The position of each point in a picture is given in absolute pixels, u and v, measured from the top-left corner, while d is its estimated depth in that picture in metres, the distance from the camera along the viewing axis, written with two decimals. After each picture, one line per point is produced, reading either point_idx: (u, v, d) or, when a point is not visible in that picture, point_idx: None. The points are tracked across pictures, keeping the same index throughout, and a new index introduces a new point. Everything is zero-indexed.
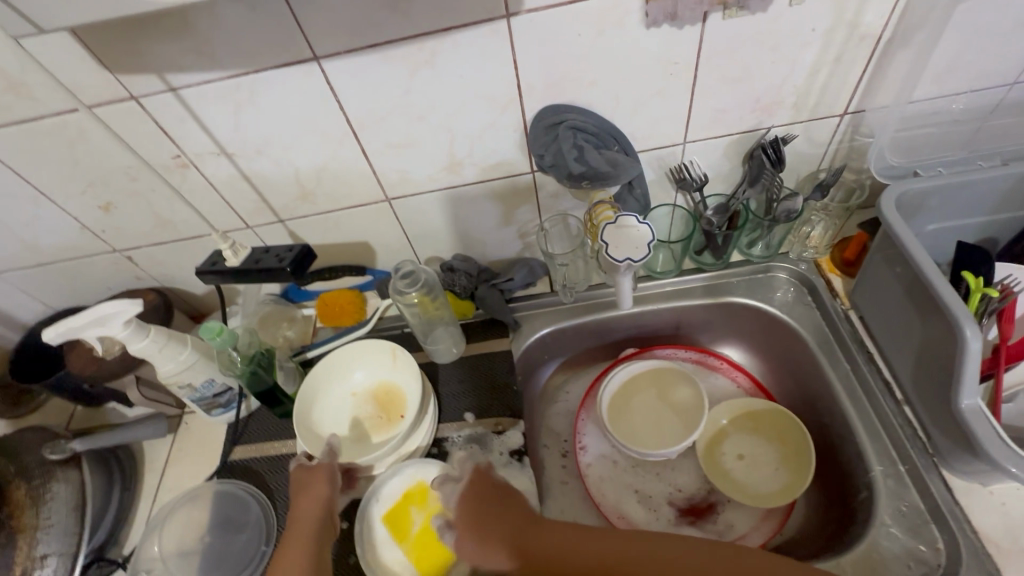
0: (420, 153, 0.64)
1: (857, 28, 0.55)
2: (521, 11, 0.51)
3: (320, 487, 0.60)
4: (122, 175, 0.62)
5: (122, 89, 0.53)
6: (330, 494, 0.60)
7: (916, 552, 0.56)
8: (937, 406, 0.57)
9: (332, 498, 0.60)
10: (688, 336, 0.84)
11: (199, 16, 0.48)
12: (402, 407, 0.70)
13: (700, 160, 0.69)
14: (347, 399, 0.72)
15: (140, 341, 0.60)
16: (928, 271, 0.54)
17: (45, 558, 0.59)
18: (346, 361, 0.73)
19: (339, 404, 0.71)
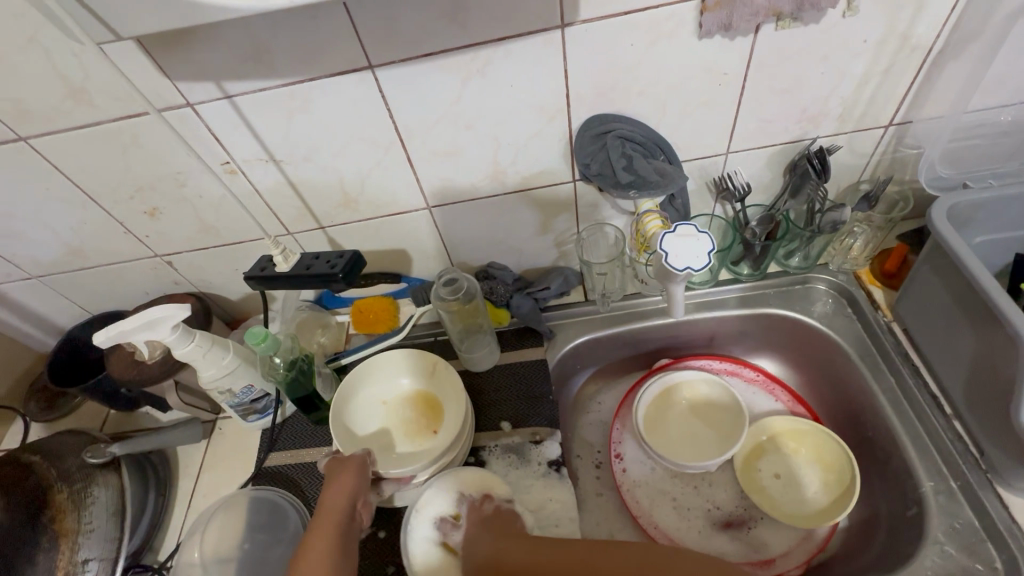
0: (464, 161, 0.64)
1: (908, 40, 0.55)
2: (575, 22, 0.51)
3: (349, 476, 0.58)
4: (170, 181, 0.63)
5: (178, 96, 0.54)
6: (359, 485, 0.58)
7: (973, 571, 0.54)
8: (992, 421, 0.56)
9: (360, 489, 0.58)
10: (722, 348, 0.83)
11: (259, 25, 0.48)
12: (435, 421, 0.69)
13: (743, 170, 0.68)
14: (377, 407, 0.71)
15: (185, 346, 0.60)
16: (986, 284, 0.53)
17: (87, 563, 0.59)
18: (386, 369, 0.73)
19: (371, 411, 0.71)
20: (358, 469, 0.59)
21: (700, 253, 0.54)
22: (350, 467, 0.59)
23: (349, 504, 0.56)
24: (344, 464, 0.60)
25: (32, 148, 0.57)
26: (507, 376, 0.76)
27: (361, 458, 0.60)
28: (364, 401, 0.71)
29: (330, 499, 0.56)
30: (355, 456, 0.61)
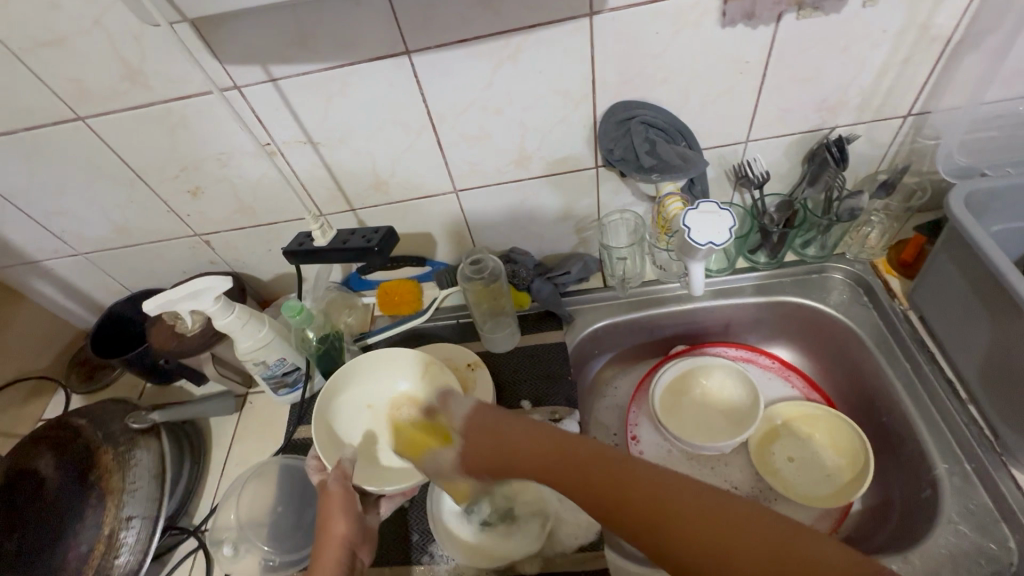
0: (492, 146, 0.66)
1: (928, 30, 0.56)
2: (603, 10, 0.53)
3: (338, 523, 0.54)
4: (213, 161, 0.66)
5: (226, 79, 0.57)
6: (349, 534, 0.54)
7: (987, 550, 0.55)
8: (1008, 404, 0.57)
9: (354, 535, 0.54)
10: (738, 335, 0.85)
11: (307, 12, 0.51)
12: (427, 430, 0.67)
13: (762, 158, 0.70)
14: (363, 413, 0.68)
15: (226, 317, 0.64)
16: (1005, 269, 0.54)
17: (130, 520, 0.62)
18: (375, 372, 0.69)
19: (357, 418, 0.68)
20: (347, 511, 0.55)
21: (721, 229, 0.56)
22: (335, 513, 0.55)
23: (347, 557, 0.53)
24: (328, 507, 0.56)
25: (89, 127, 0.61)
26: (527, 358, 0.78)
27: (343, 494, 0.57)
28: (353, 403, 0.68)
29: (323, 561, 0.52)
30: (335, 492, 0.57)
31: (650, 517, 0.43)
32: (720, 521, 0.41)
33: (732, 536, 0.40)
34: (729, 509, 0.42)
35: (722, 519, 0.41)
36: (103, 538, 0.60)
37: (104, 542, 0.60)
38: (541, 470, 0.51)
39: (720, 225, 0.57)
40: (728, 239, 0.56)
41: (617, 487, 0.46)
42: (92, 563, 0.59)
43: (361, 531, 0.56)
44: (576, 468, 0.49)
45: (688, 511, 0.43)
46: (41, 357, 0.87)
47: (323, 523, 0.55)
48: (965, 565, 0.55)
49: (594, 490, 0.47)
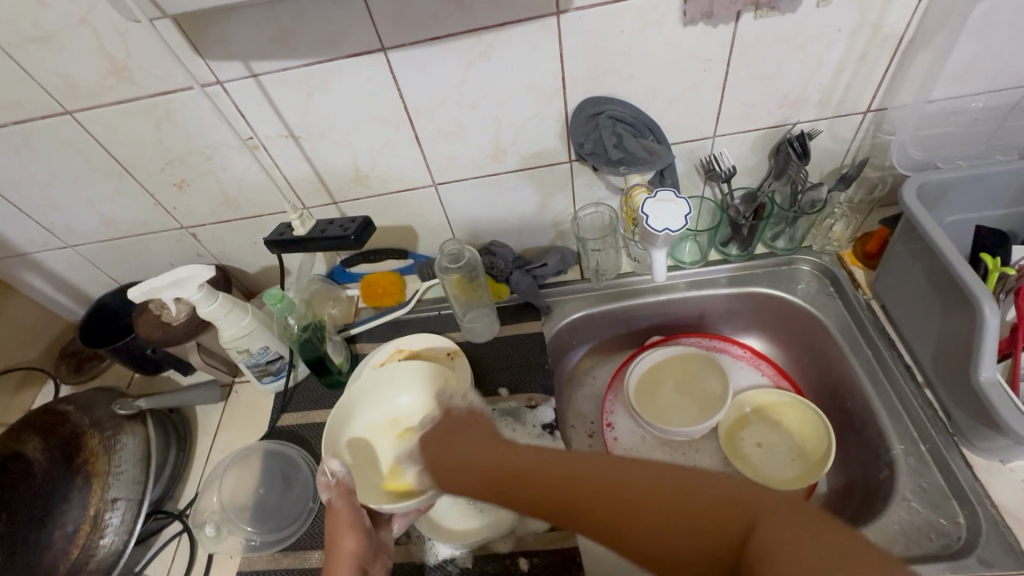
0: (468, 140, 0.69)
1: (880, 30, 0.59)
2: (570, 9, 0.55)
3: (348, 541, 0.56)
4: (198, 155, 0.68)
5: (209, 75, 0.59)
6: (360, 552, 0.56)
7: (937, 525, 0.57)
8: (956, 386, 0.59)
9: (366, 553, 0.57)
10: (712, 326, 0.88)
11: (286, 11, 0.54)
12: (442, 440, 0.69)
13: (728, 152, 0.72)
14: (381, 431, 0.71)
15: (209, 305, 0.66)
16: (949, 253, 0.56)
17: (116, 502, 0.64)
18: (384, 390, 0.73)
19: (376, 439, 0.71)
20: (354, 531, 0.57)
21: (677, 217, 0.60)
22: (343, 530, 0.57)
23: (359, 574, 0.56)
24: (336, 524, 0.58)
25: (76, 121, 0.63)
26: (506, 347, 0.80)
27: (349, 512, 0.59)
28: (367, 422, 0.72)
29: None
30: (341, 510, 0.59)
31: (601, 514, 0.42)
32: (662, 495, 0.40)
33: (675, 510, 0.39)
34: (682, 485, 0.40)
35: (665, 492, 0.40)
36: (89, 519, 0.62)
37: (89, 523, 0.62)
38: (492, 480, 0.50)
39: (677, 211, 0.61)
40: (683, 226, 0.60)
41: (562, 485, 0.45)
42: (77, 542, 0.61)
43: (372, 547, 0.58)
44: (525, 478, 0.47)
45: (630, 492, 0.41)
46: (31, 348, 0.89)
47: (332, 540, 0.57)
48: (916, 540, 0.57)
49: (543, 498, 0.45)
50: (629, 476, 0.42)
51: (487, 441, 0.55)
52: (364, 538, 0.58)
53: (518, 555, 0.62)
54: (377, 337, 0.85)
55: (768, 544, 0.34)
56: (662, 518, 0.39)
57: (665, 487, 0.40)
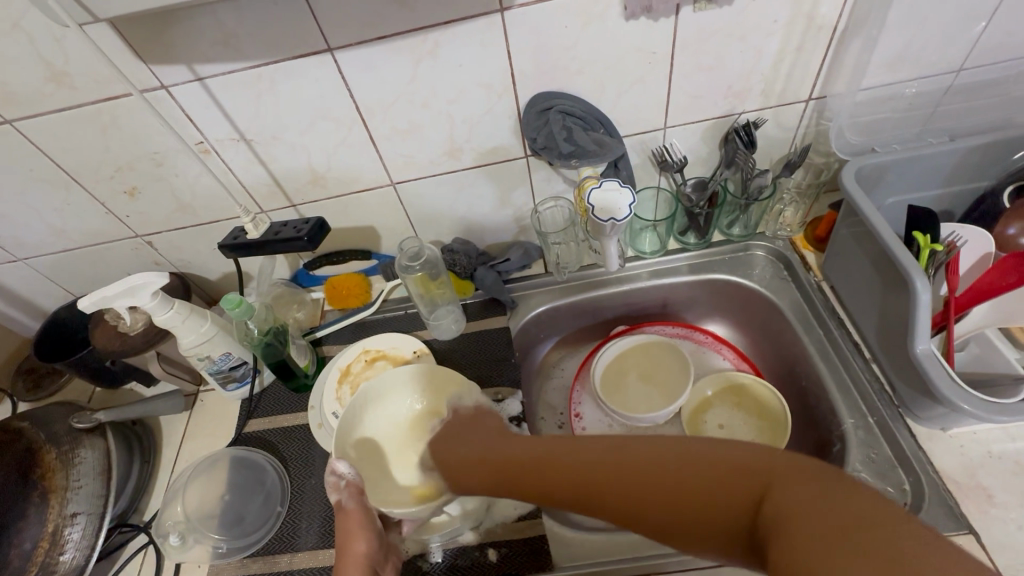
0: (423, 139, 0.69)
1: (814, 20, 0.61)
2: (513, 5, 0.56)
3: (360, 542, 0.57)
4: (148, 161, 0.67)
5: (153, 79, 0.59)
6: (370, 552, 0.57)
7: (885, 493, 0.60)
8: (898, 360, 0.62)
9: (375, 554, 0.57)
10: (675, 314, 0.90)
11: (228, 13, 0.53)
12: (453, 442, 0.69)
13: (679, 143, 0.74)
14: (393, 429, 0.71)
15: (164, 313, 0.65)
16: (884, 232, 0.58)
17: (76, 516, 0.63)
18: (394, 393, 0.72)
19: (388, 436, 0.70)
20: (365, 532, 0.58)
21: (620, 208, 0.66)
22: (354, 531, 0.58)
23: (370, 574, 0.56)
24: (348, 525, 0.59)
25: (16, 130, 0.62)
26: (472, 343, 0.81)
27: (361, 512, 0.60)
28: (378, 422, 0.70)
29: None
30: (354, 511, 0.59)
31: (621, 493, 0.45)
32: (674, 472, 0.43)
33: (688, 476, 0.42)
34: (687, 461, 0.43)
35: (681, 467, 0.43)
36: (47, 536, 0.61)
37: (47, 539, 0.61)
38: (519, 471, 0.55)
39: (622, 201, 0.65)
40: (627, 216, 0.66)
41: (585, 470, 0.49)
42: (35, 560, 0.60)
43: (381, 548, 0.59)
44: (548, 471, 0.52)
45: (648, 473, 0.44)
46: None
47: (343, 541, 0.58)
48: None
49: (567, 484, 0.50)
50: (641, 459, 0.46)
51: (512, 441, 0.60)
52: (376, 537, 0.59)
53: (487, 546, 0.63)
54: (344, 338, 0.85)
55: (774, 503, 0.36)
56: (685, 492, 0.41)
57: (681, 460, 0.43)
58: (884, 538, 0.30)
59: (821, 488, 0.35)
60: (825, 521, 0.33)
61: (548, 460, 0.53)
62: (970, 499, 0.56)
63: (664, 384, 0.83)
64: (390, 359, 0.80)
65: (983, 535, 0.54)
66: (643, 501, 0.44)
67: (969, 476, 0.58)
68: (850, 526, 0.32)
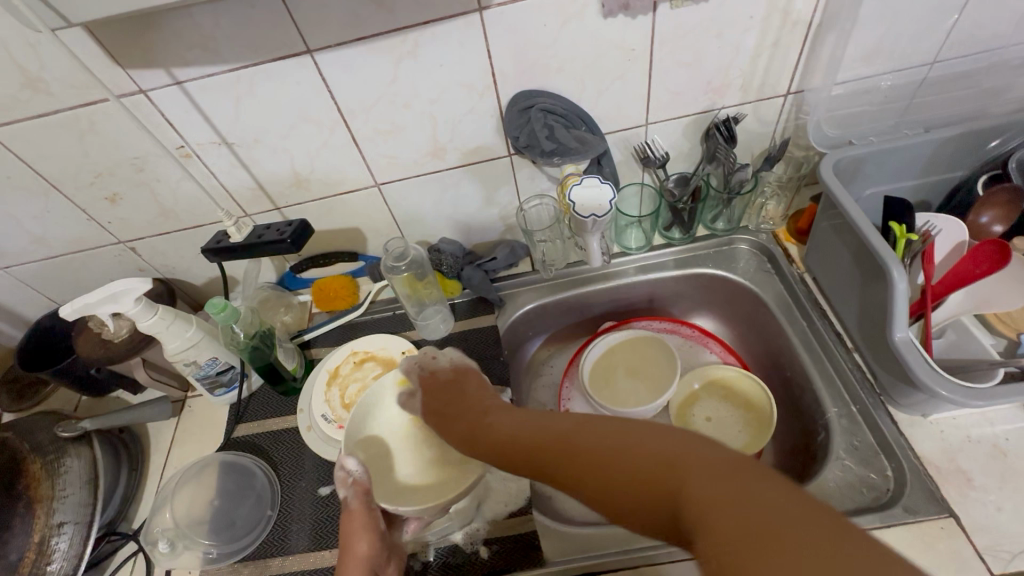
0: (405, 139, 0.69)
1: (790, 15, 0.62)
2: (491, 5, 0.57)
3: (362, 543, 0.56)
4: (128, 166, 0.67)
5: (131, 84, 0.58)
6: (372, 553, 0.56)
7: (868, 480, 0.61)
8: (878, 348, 0.63)
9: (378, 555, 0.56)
10: (662, 309, 0.90)
11: (205, 16, 0.53)
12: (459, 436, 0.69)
13: (661, 139, 0.75)
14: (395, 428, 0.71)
15: (149, 319, 0.65)
16: (861, 223, 0.59)
17: (62, 526, 0.62)
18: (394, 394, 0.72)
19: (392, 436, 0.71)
20: (369, 531, 0.57)
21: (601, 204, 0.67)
22: (357, 531, 0.57)
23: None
24: (350, 525, 0.58)
25: None
26: (460, 343, 0.81)
27: (365, 512, 0.58)
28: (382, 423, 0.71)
29: None
30: (357, 511, 0.58)
31: (564, 466, 0.45)
32: (616, 456, 0.41)
33: (619, 463, 0.41)
34: (622, 446, 0.42)
35: (616, 453, 0.41)
36: (33, 547, 0.60)
37: (33, 550, 0.60)
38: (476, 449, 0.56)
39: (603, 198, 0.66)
40: (608, 211, 0.67)
41: (543, 440, 0.48)
42: (22, 571, 0.59)
43: (384, 549, 0.58)
44: (511, 439, 0.52)
45: (589, 453, 0.43)
46: None
47: (346, 541, 0.57)
48: (849, 495, 0.61)
49: (524, 453, 0.50)
50: (586, 437, 0.45)
51: (482, 416, 0.59)
52: (378, 538, 0.58)
53: (479, 544, 0.63)
54: (332, 340, 0.85)
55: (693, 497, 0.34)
56: (619, 480, 0.40)
57: (627, 444, 0.42)
58: (787, 550, 0.28)
59: (738, 486, 0.33)
60: (736, 527, 0.31)
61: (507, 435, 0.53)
62: (951, 483, 0.58)
63: (654, 373, 0.84)
64: (379, 359, 0.80)
65: (963, 518, 0.55)
66: (581, 478, 0.43)
67: (948, 460, 0.59)
68: (762, 539, 0.29)
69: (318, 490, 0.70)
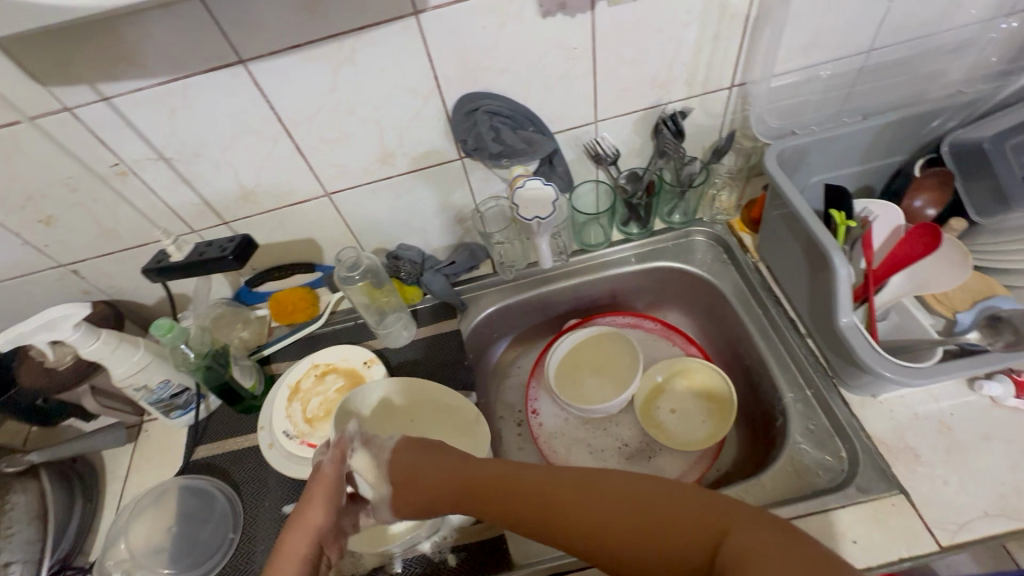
0: (352, 147, 0.68)
1: (727, 9, 0.62)
2: (427, 8, 0.56)
3: (317, 513, 0.53)
4: (60, 187, 0.64)
5: (54, 102, 0.56)
6: (322, 529, 0.53)
7: (823, 462, 0.63)
8: (828, 334, 0.64)
9: (325, 531, 0.53)
10: (624, 304, 0.91)
11: (125, 27, 0.51)
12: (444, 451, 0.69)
13: (611, 136, 0.75)
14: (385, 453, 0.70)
15: (90, 345, 0.62)
16: (804, 213, 0.60)
17: (9, 566, 0.60)
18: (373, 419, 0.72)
19: None
20: (327, 503, 0.54)
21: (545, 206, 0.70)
22: (317, 499, 0.54)
23: (315, 549, 0.51)
24: (314, 493, 0.55)
25: None
26: (423, 349, 0.80)
27: (333, 481, 0.56)
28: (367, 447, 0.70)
29: (290, 546, 0.51)
30: (327, 477, 0.56)
31: (585, 526, 0.44)
32: (643, 506, 0.43)
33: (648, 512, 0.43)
34: (650, 502, 0.43)
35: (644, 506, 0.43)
36: None
37: None
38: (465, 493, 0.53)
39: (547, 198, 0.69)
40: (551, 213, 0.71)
41: (567, 492, 0.47)
42: None
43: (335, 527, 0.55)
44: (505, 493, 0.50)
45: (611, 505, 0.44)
46: None
47: (304, 504, 0.54)
48: (807, 478, 0.62)
49: (534, 509, 0.48)
50: (603, 492, 0.46)
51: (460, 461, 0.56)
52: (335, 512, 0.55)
53: (447, 551, 0.63)
54: (293, 354, 0.83)
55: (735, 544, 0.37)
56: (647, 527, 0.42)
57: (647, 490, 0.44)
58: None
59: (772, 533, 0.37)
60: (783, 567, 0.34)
61: (499, 486, 0.51)
62: (901, 461, 0.59)
63: (616, 371, 0.84)
64: (340, 371, 0.78)
65: (913, 493, 0.57)
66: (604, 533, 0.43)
67: (898, 438, 0.61)
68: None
69: (282, 509, 0.69)
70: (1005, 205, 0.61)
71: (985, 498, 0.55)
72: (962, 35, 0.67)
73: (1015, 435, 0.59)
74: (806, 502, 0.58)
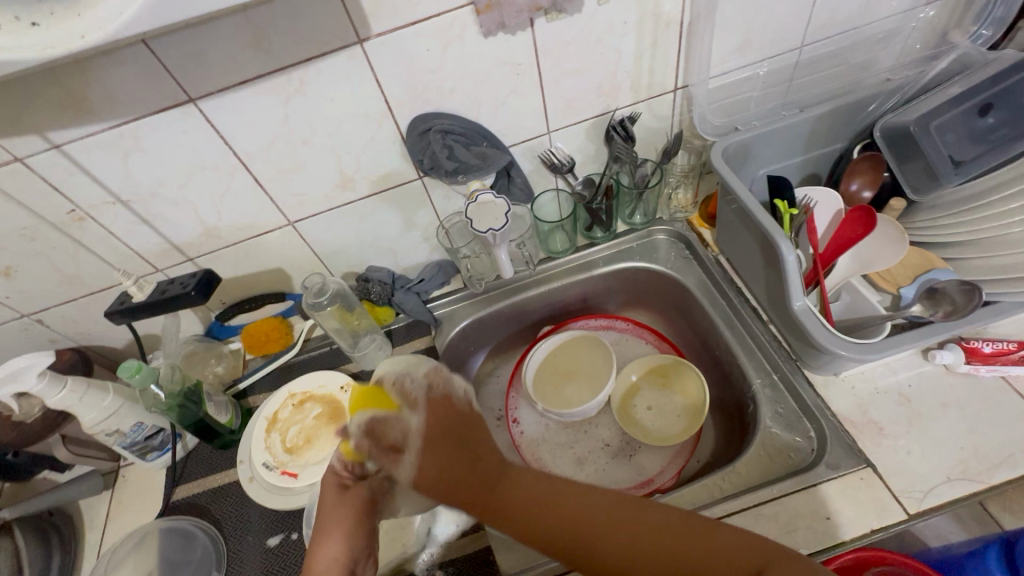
0: (312, 174, 0.69)
1: (661, 17, 0.65)
2: (371, 36, 0.57)
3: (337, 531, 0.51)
4: (17, 237, 0.64)
5: (4, 153, 0.56)
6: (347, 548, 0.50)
7: (794, 444, 0.64)
8: (787, 318, 0.66)
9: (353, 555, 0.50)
10: (596, 307, 0.93)
11: (69, 73, 0.52)
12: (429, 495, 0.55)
13: (565, 146, 0.78)
14: None
15: (57, 394, 0.63)
16: (750, 204, 0.62)
17: None
18: None
19: None
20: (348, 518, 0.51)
21: (498, 216, 0.70)
22: (337, 521, 0.51)
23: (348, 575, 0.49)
24: (336, 513, 0.51)
25: None
26: None
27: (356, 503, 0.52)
28: None
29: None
30: (352, 497, 0.52)
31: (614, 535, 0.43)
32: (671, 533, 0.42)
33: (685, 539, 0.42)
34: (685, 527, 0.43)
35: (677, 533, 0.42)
36: None
37: None
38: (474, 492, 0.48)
39: (497, 211, 0.70)
40: (505, 224, 0.70)
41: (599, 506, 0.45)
42: None
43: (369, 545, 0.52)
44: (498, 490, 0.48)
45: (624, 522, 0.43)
46: None
47: (325, 532, 0.51)
48: (779, 460, 0.64)
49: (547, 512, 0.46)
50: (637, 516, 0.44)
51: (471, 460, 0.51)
52: (364, 535, 0.51)
53: (434, 568, 0.63)
54: (269, 385, 0.83)
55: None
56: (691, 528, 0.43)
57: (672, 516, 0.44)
58: None
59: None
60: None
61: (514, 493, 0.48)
62: (866, 436, 0.61)
63: (591, 374, 0.85)
64: (317, 399, 0.77)
65: (879, 465, 0.59)
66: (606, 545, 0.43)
67: (862, 414, 0.63)
68: None
69: (267, 542, 0.68)
70: (936, 181, 0.64)
71: (947, 464, 0.57)
72: (884, 27, 0.72)
73: (970, 400, 0.61)
74: (788, 481, 0.60)
